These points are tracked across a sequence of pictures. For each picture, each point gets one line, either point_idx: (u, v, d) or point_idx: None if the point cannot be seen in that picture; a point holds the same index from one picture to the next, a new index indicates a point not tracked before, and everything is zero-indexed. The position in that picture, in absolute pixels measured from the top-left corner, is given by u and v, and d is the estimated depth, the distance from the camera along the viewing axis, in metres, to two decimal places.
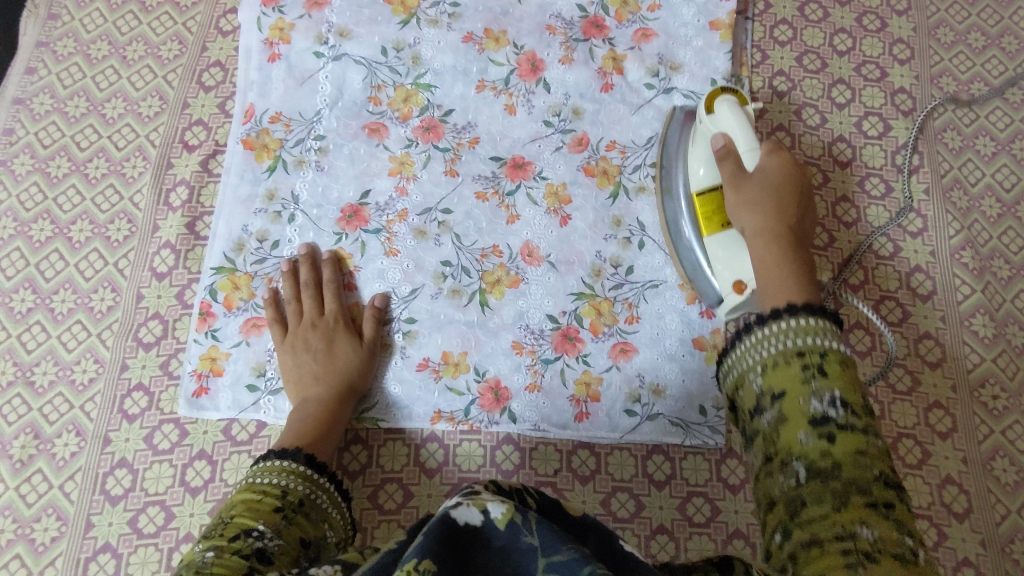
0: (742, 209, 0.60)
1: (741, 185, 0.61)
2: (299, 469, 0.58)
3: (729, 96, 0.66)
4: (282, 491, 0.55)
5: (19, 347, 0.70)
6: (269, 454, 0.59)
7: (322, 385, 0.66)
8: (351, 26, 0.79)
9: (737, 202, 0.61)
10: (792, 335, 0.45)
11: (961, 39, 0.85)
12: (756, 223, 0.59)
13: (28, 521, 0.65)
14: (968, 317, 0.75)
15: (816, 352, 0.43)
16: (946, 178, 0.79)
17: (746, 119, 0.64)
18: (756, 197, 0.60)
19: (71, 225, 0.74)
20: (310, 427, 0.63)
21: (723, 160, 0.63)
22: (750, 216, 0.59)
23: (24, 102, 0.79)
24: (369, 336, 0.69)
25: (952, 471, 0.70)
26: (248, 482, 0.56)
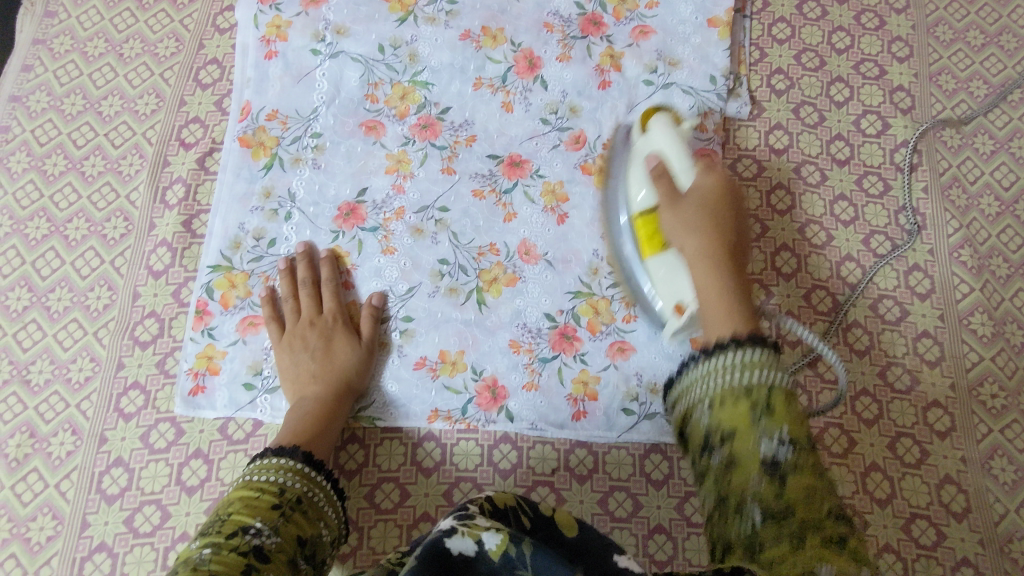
0: (676, 230, 0.59)
1: (675, 203, 0.59)
2: (297, 467, 0.58)
3: (664, 117, 0.66)
4: (280, 489, 0.55)
5: (15, 345, 0.70)
6: (266, 451, 0.59)
7: (320, 384, 0.66)
8: (348, 24, 0.79)
9: (671, 225, 0.59)
10: (738, 373, 0.48)
11: (960, 37, 0.85)
12: (694, 242, 0.57)
13: (24, 520, 0.65)
14: (967, 315, 0.75)
15: (758, 390, 0.47)
16: (945, 176, 0.79)
17: (681, 139, 0.63)
18: (689, 214, 0.58)
19: (68, 223, 0.74)
20: (308, 426, 0.63)
21: (657, 177, 0.61)
22: (689, 240, 0.58)
23: (21, 100, 0.79)
24: (367, 335, 0.69)
25: (950, 470, 0.70)
26: (245, 480, 0.56)
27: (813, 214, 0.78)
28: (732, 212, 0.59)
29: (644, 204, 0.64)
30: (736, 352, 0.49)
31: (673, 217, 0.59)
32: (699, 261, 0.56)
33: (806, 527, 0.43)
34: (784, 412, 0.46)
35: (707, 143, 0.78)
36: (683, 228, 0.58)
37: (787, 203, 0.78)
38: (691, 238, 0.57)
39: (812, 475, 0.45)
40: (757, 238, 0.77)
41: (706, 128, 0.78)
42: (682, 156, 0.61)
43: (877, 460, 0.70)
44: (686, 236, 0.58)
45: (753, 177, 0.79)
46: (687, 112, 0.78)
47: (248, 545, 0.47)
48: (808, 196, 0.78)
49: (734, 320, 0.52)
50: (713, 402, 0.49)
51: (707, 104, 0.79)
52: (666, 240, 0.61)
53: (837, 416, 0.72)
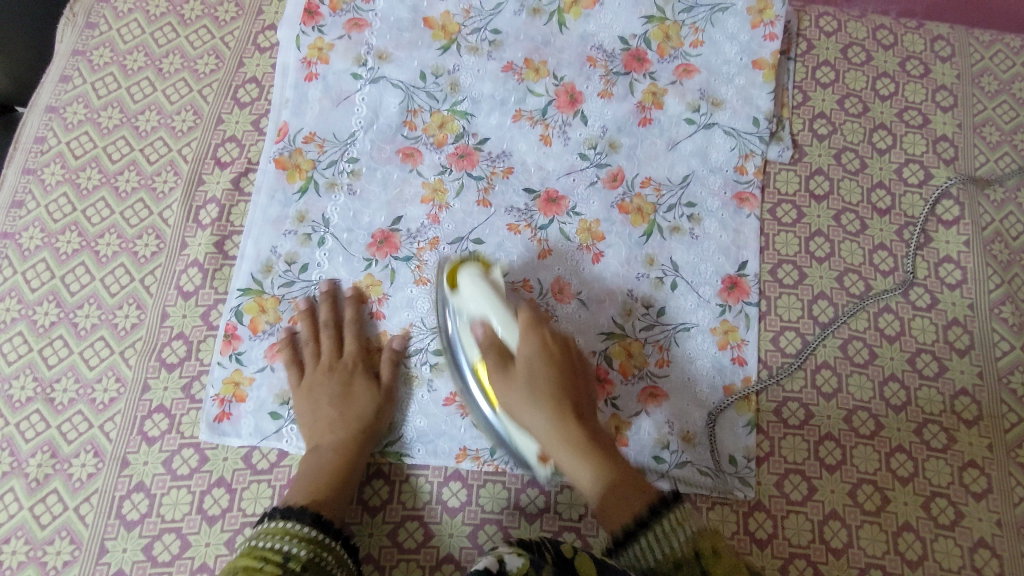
0: (524, 412, 0.59)
1: (508, 379, 0.60)
2: (307, 534, 0.56)
3: (471, 266, 0.65)
4: (284, 555, 0.54)
5: (40, 362, 0.69)
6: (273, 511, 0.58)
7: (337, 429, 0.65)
8: (390, 49, 0.78)
9: (512, 404, 0.60)
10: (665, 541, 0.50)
11: (1005, 88, 0.84)
12: (547, 415, 0.58)
13: (41, 543, 0.63)
14: (1006, 374, 0.73)
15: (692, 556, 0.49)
16: (987, 230, 0.78)
17: (494, 289, 0.63)
18: (527, 390, 0.59)
19: (99, 239, 0.73)
20: (322, 476, 0.62)
21: (488, 351, 0.62)
22: (535, 416, 0.58)
23: (57, 111, 0.78)
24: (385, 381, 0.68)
25: (985, 534, 0.68)
26: (250, 546, 0.55)
27: (851, 263, 0.77)
28: (561, 355, 0.61)
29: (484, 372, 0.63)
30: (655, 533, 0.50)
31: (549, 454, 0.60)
32: (555, 435, 0.57)
33: None
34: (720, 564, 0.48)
35: (746, 186, 0.77)
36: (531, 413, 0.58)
37: (826, 250, 0.77)
38: (539, 413, 0.58)
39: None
40: (795, 284, 0.75)
41: (745, 171, 0.77)
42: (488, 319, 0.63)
43: (910, 520, 0.68)
44: (537, 422, 0.58)
45: (793, 223, 0.77)
46: (727, 153, 0.77)
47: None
48: (847, 244, 0.77)
49: (620, 517, 0.53)
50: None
51: (748, 146, 0.78)
52: (516, 418, 0.60)
53: (871, 473, 0.70)
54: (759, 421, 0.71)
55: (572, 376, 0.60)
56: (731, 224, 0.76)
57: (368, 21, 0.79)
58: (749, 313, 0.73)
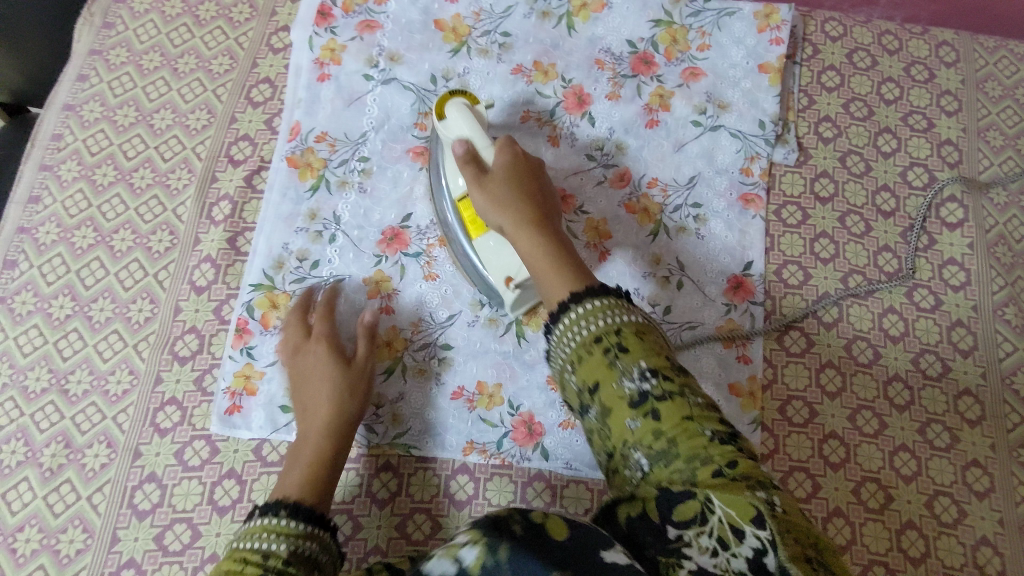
0: (490, 209, 0.62)
1: (483, 183, 0.62)
2: (291, 530, 0.53)
3: (459, 100, 0.65)
4: (262, 556, 0.50)
5: (55, 354, 0.70)
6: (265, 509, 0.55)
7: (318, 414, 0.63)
8: (402, 51, 0.79)
9: (482, 205, 0.63)
10: (594, 318, 0.50)
11: (1009, 93, 0.85)
12: (514, 216, 0.60)
13: (54, 532, 0.64)
14: (1010, 375, 0.74)
15: (612, 333, 0.49)
16: (991, 232, 0.79)
17: (477, 121, 0.65)
18: (499, 189, 0.62)
19: (114, 234, 0.75)
20: (313, 466, 0.60)
21: (466, 165, 0.64)
22: (501, 214, 0.61)
23: (74, 109, 0.80)
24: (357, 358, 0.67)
25: (988, 533, 0.68)
26: (234, 547, 0.52)
27: (856, 264, 0.77)
28: (532, 182, 0.64)
29: (463, 194, 0.66)
30: (583, 305, 0.51)
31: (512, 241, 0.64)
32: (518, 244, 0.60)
33: (692, 461, 0.44)
34: (641, 350, 0.48)
35: (751, 187, 0.78)
36: (500, 193, 0.61)
37: (830, 251, 0.78)
38: (505, 209, 0.61)
39: (680, 403, 0.46)
40: (800, 285, 0.76)
41: (751, 172, 0.78)
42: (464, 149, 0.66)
43: (913, 518, 0.69)
44: (483, 198, 0.62)
45: (798, 224, 0.78)
46: (733, 155, 0.78)
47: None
48: (851, 246, 0.78)
49: (566, 280, 0.54)
50: (574, 361, 0.51)
51: (754, 149, 0.79)
52: (485, 221, 0.64)
53: (875, 471, 0.70)
54: (764, 418, 0.72)
55: (541, 203, 0.63)
56: (737, 224, 0.77)
57: (380, 24, 0.80)
58: (754, 312, 0.74)
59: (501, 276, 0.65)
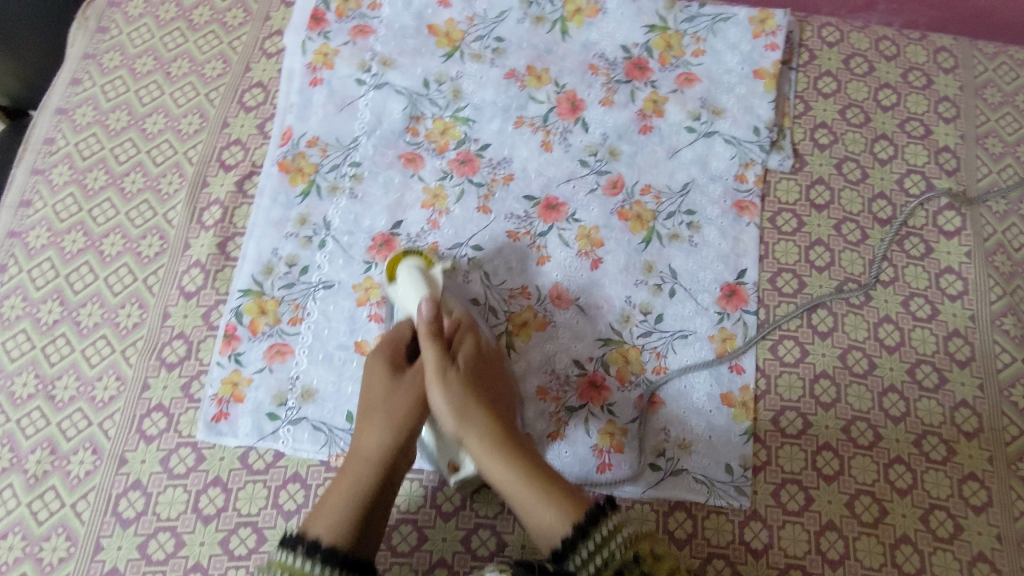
0: (449, 415, 0.61)
1: (444, 376, 0.62)
2: (322, 573, 0.52)
3: (413, 259, 0.68)
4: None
5: (42, 359, 0.70)
6: (305, 542, 0.53)
7: (371, 435, 0.60)
8: (395, 56, 0.79)
9: (437, 410, 0.62)
10: (608, 547, 0.53)
11: (1009, 100, 0.84)
12: (477, 423, 0.61)
13: (38, 539, 0.64)
14: (1007, 386, 0.72)
15: (633, 558, 0.52)
16: (989, 241, 0.78)
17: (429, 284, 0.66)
18: (460, 392, 0.62)
19: (104, 239, 0.74)
20: (354, 497, 0.57)
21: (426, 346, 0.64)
22: (472, 425, 0.61)
23: (66, 113, 0.80)
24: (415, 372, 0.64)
25: (984, 548, 0.67)
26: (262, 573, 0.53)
27: (851, 272, 0.76)
28: (489, 369, 0.65)
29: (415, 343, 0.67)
30: (592, 541, 0.53)
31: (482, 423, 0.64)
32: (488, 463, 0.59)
33: None
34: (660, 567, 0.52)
35: (746, 194, 0.77)
36: (466, 407, 0.61)
37: (826, 259, 0.77)
38: (471, 414, 0.61)
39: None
40: (795, 293, 0.75)
41: (745, 179, 0.77)
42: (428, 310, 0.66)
43: (908, 532, 0.68)
44: (442, 399, 0.61)
45: (793, 232, 0.77)
46: (727, 161, 0.78)
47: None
48: (847, 254, 0.77)
49: (559, 510, 0.56)
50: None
51: (749, 155, 0.78)
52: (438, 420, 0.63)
53: (869, 484, 0.69)
54: (757, 429, 0.71)
55: (498, 392, 0.64)
56: (731, 231, 0.76)
57: (374, 28, 0.80)
58: (747, 321, 0.73)
59: (444, 462, 0.65)
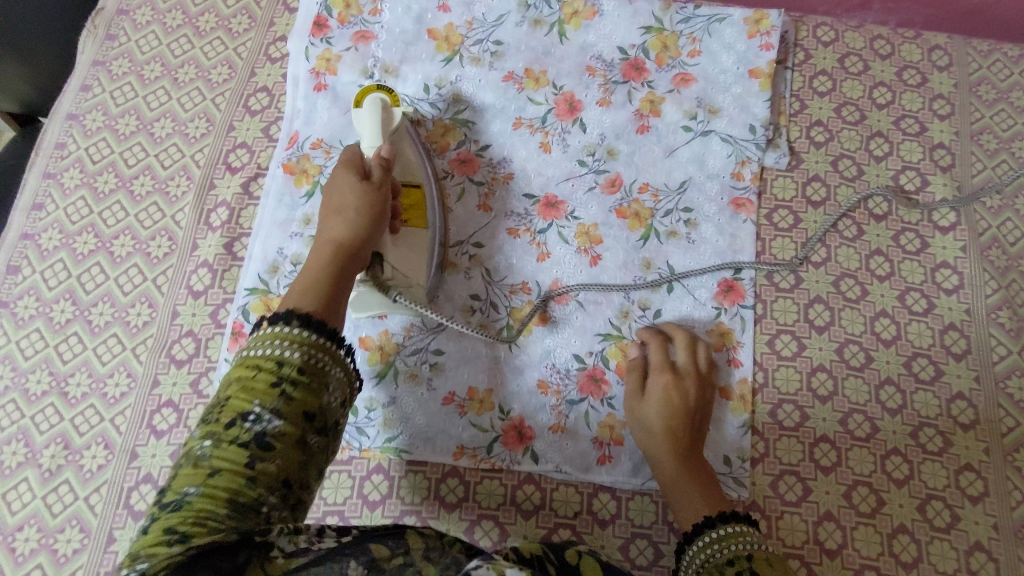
0: (638, 436, 0.68)
1: (640, 398, 0.69)
2: (310, 339, 0.51)
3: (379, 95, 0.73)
4: (278, 362, 0.49)
5: (55, 357, 0.72)
6: (293, 316, 0.52)
7: (334, 225, 0.59)
8: (396, 63, 0.81)
9: (637, 421, 0.68)
10: (728, 542, 0.60)
11: (1003, 97, 0.85)
12: (649, 429, 0.67)
13: (53, 531, 0.65)
14: (1003, 378, 0.73)
15: (743, 556, 0.58)
16: (984, 236, 0.79)
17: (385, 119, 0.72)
18: (657, 407, 0.67)
19: (114, 240, 0.76)
20: (317, 279, 0.56)
21: (631, 372, 0.70)
22: (649, 452, 0.67)
23: (77, 118, 0.82)
24: (379, 179, 0.64)
25: (981, 537, 0.68)
26: (253, 346, 0.51)
27: (848, 268, 0.77)
28: (686, 402, 0.68)
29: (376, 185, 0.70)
30: (722, 529, 0.61)
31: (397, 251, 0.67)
32: (666, 483, 0.66)
33: None
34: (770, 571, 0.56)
35: (742, 191, 0.78)
36: (646, 423, 0.67)
37: (822, 255, 0.78)
38: (648, 424, 0.67)
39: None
40: (791, 288, 0.76)
41: (742, 177, 0.79)
42: (377, 140, 0.71)
43: (905, 522, 0.69)
44: (634, 422, 0.68)
45: (789, 228, 0.79)
46: (724, 159, 0.79)
47: (250, 435, 0.46)
48: (843, 249, 0.78)
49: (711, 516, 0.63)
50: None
51: (745, 153, 0.79)
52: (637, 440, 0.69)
53: (866, 475, 0.70)
54: (754, 422, 0.72)
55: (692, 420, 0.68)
56: (728, 228, 0.77)
57: (374, 34, 0.82)
58: (744, 316, 0.74)
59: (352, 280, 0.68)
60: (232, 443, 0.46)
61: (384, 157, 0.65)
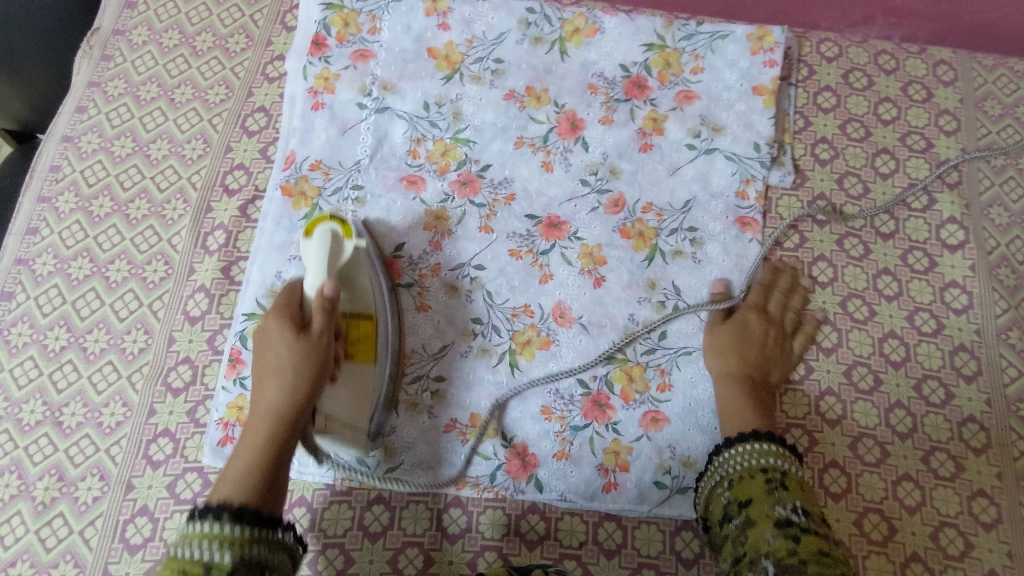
0: (710, 349, 0.71)
1: (720, 328, 0.72)
2: (241, 537, 0.47)
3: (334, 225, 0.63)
4: (205, 569, 0.44)
5: (49, 386, 0.70)
6: (223, 512, 0.47)
7: (268, 391, 0.55)
8: (395, 80, 0.80)
9: (712, 338, 0.71)
10: (766, 453, 0.59)
11: (1009, 112, 0.84)
12: (722, 349, 0.70)
13: (46, 567, 0.64)
14: (1014, 401, 0.72)
15: (778, 470, 0.57)
16: (993, 254, 0.77)
17: (336, 256, 0.62)
18: (735, 338, 0.71)
19: (110, 265, 0.75)
20: (250, 461, 0.52)
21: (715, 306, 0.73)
22: (719, 362, 0.70)
23: (73, 140, 0.81)
24: (318, 330, 0.58)
25: (996, 565, 0.66)
26: (178, 541, 0.46)
27: (855, 288, 0.76)
28: (764, 349, 0.71)
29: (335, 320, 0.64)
30: (763, 438, 0.60)
31: (333, 396, 0.62)
32: (725, 387, 0.68)
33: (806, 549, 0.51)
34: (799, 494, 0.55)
35: (747, 211, 0.77)
36: (721, 345, 0.71)
37: (829, 275, 0.77)
38: (719, 345, 0.71)
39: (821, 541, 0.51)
40: (798, 309, 0.75)
41: (746, 196, 0.77)
42: (322, 277, 0.60)
43: (918, 551, 0.67)
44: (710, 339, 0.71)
45: (795, 248, 0.77)
46: (728, 178, 0.78)
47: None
48: (850, 269, 0.77)
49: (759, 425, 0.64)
50: (732, 479, 0.59)
51: (749, 171, 0.78)
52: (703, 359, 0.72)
53: (877, 501, 0.69)
54: None
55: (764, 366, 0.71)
56: (733, 248, 0.76)
57: (373, 53, 0.81)
58: None
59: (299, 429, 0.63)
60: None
61: (325, 300, 0.59)
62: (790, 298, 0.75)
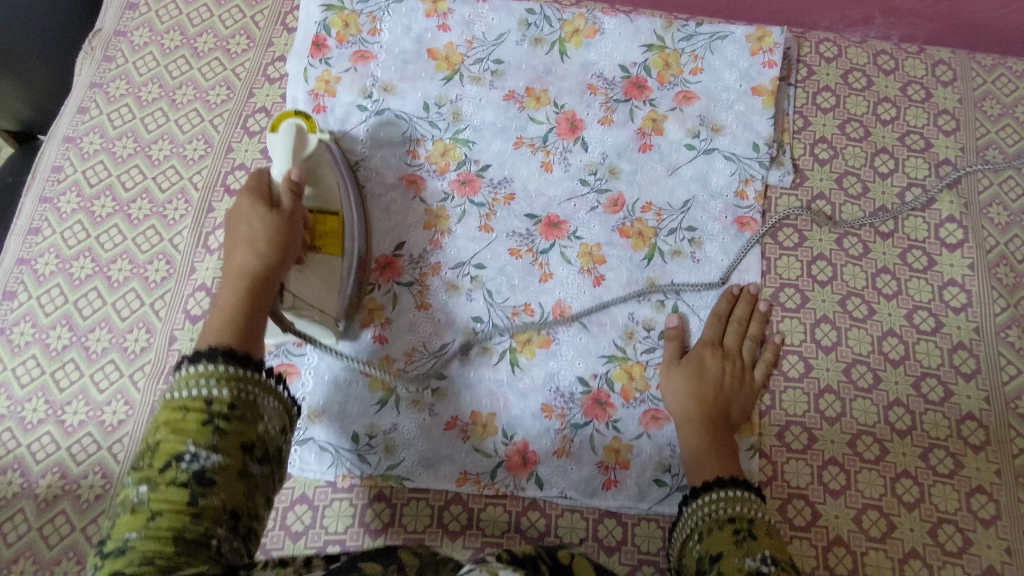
0: (667, 389, 0.70)
1: (675, 363, 0.71)
2: (231, 372, 0.49)
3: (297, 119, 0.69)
4: (205, 402, 0.48)
5: (51, 384, 0.71)
6: (216, 355, 0.50)
7: (240, 257, 0.57)
8: (395, 81, 0.80)
9: (666, 380, 0.70)
10: (730, 502, 0.59)
11: (1008, 111, 0.84)
12: (677, 389, 0.69)
13: (49, 563, 0.64)
14: (1013, 399, 0.72)
15: (744, 519, 0.57)
16: (992, 253, 0.78)
17: (301, 145, 0.67)
18: (691, 373, 0.69)
19: (112, 264, 0.75)
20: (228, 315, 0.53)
21: (670, 339, 0.72)
22: (679, 402, 0.69)
23: (74, 141, 0.81)
24: (289, 207, 0.61)
25: (994, 562, 0.67)
26: (174, 389, 0.49)
27: (854, 286, 0.76)
28: (724, 379, 0.70)
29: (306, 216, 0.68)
30: (727, 488, 0.61)
31: (302, 278, 0.65)
32: (686, 431, 0.67)
33: None
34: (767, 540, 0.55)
35: (746, 210, 0.77)
36: (677, 382, 0.69)
37: (828, 274, 0.77)
38: (675, 384, 0.69)
39: None
40: (798, 308, 0.75)
41: (745, 195, 0.78)
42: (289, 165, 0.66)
43: (917, 547, 0.67)
44: (666, 379, 0.70)
45: (794, 247, 0.78)
46: (727, 178, 0.78)
47: (188, 473, 0.45)
48: (849, 268, 0.77)
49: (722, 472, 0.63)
50: (701, 532, 0.59)
51: (748, 171, 0.78)
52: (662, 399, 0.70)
53: (876, 498, 0.69)
54: (762, 444, 0.71)
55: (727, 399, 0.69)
56: (733, 247, 0.76)
57: (374, 54, 0.81)
58: None
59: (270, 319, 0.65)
60: (170, 484, 0.44)
61: (293, 182, 0.61)
62: (747, 327, 0.73)
